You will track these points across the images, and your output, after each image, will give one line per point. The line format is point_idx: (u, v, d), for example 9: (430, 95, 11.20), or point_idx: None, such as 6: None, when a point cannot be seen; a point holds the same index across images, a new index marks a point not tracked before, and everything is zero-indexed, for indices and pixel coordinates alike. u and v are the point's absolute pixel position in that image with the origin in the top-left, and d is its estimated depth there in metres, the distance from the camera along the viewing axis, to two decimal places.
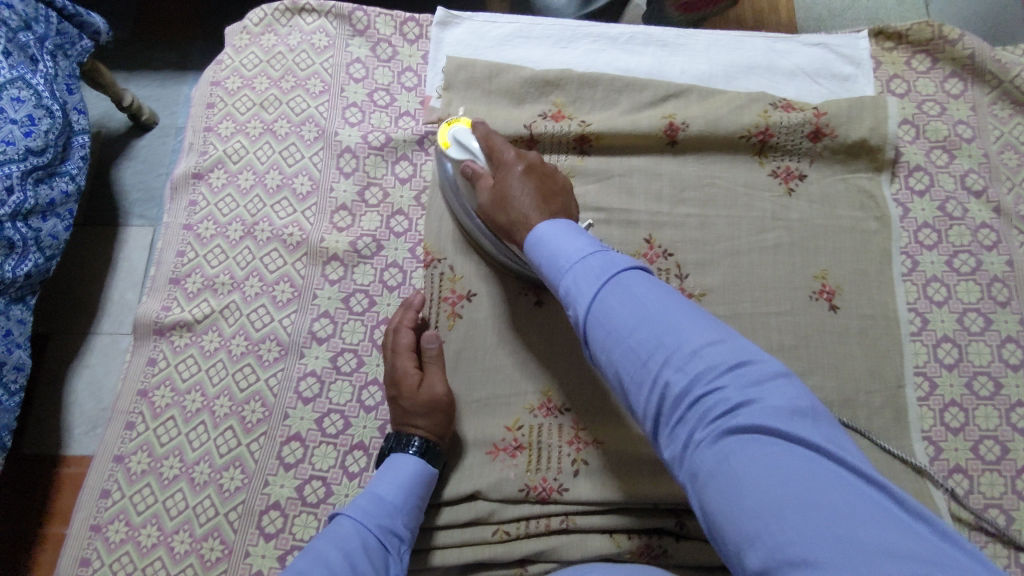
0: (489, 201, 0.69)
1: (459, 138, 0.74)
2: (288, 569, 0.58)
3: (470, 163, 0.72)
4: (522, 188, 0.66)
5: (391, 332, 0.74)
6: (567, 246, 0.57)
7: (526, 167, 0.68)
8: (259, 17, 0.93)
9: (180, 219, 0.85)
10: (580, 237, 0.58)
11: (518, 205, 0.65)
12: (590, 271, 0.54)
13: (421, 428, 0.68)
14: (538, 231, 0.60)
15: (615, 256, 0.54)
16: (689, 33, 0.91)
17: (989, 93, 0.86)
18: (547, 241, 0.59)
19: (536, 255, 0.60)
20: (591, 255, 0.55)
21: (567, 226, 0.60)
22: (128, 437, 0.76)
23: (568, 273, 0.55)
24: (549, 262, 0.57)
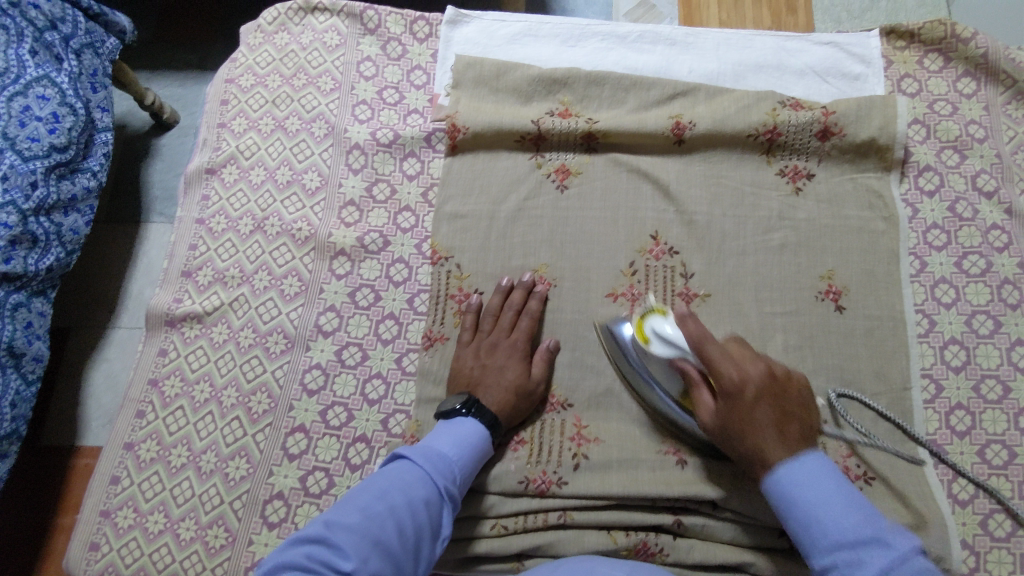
0: (717, 425, 0.63)
1: (658, 331, 0.69)
2: (357, 510, 0.58)
3: (682, 361, 0.67)
4: (756, 417, 0.61)
5: (510, 311, 0.77)
6: (822, 501, 0.55)
7: (755, 392, 0.62)
8: (273, 17, 0.94)
9: (193, 213, 0.87)
10: (839, 493, 0.56)
11: (755, 432, 0.60)
12: (853, 549, 0.53)
13: (496, 406, 0.71)
14: (787, 477, 0.58)
15: (885, 534, 0.53)
16: (698, 31, 0.91)
17: (1002, 93, 0.85)
18: (813, 493, 0.56)
19: (781, 497, 0.58)
20: (859, 536, 0.53)
21: (822, 470, 0.57)
22: (138, 425, 0.78)
23: (824, 546, 0.54)
24: (809, 522, 0.55)
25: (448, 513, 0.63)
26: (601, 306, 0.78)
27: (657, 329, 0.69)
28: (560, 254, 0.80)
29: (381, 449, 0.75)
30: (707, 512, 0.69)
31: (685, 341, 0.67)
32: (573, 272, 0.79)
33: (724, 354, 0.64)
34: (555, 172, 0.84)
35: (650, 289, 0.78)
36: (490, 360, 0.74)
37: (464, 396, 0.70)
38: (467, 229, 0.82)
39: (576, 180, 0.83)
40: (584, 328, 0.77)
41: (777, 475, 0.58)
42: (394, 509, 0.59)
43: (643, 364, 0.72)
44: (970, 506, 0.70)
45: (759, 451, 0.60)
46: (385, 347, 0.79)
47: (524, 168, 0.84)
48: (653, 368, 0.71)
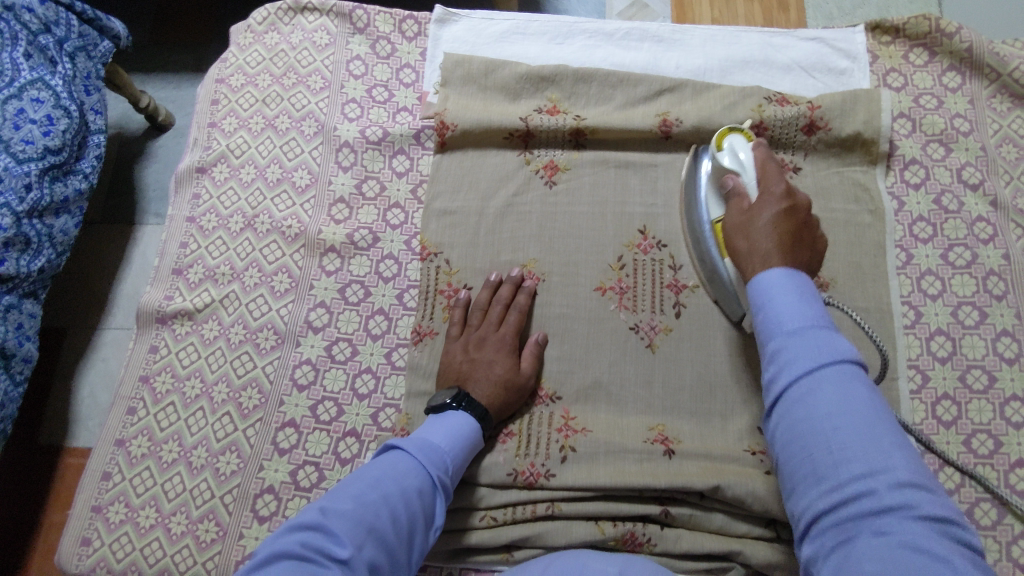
0: (738, 220, 0.68)
1: (733, 149, 0.73)
2: (350, 497, 0.58)
3: (737, 175, 0.71)
4: (769, 223, 0.65)
5: (498, 304, 0.77)
6: (787, 306, 0.56)
7: (787, 212, 0.65)
8: (263, 17, 0.95)
9: (184, 211, 0.87)
10: (808, 307, 0.56)
11: (763, 234, 0.64)
12: (802, 346, 0.53)
13: (485, 398, 0.71)
14: (766, 279, 0.59)
15: (837, 343, 0.53)
16: (685, 28, 0.92)
17: (987, 87, 0.85)
18: (779, 299, 0.57)
19: (757, 296, 0.59)
20: (814, 335, 0.53)
21: (800, 283, 0.58)
22: (130, 421, 0.78)
23: (777, 338, 0.55)
24: (769, 321, 0.56)
25: (439, 503, 0.64)
26: (590, 299, 0.78)
27: (734, 146, 0.73)
28: (548, 250, 0.81)
29: (371, 442, 0.75)
30: (695, 503, 0.69)
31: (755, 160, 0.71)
32: (562, 267, 0.80)
33: (779, 174, 0.69)
34: (543, 168, 0.84)
35: (638, 282, 0.79)
36: (479, 353, 0.74)
37: (454, 390, 0.71)
38: (456, 224, 0.82)
39: (565, 175, 0.84)
40: (573, 321, 0.78)
41: (766, 271, 0.60)
42: (387, 497, 0.59)
43: (706, 187, 0.77)
44: (956, 495, 0.70)
45: (761, 249, 0.63)
46: (375, 342, 0.80)
47: (513, 164, 0.85)
48: (711, 189, 0.76)
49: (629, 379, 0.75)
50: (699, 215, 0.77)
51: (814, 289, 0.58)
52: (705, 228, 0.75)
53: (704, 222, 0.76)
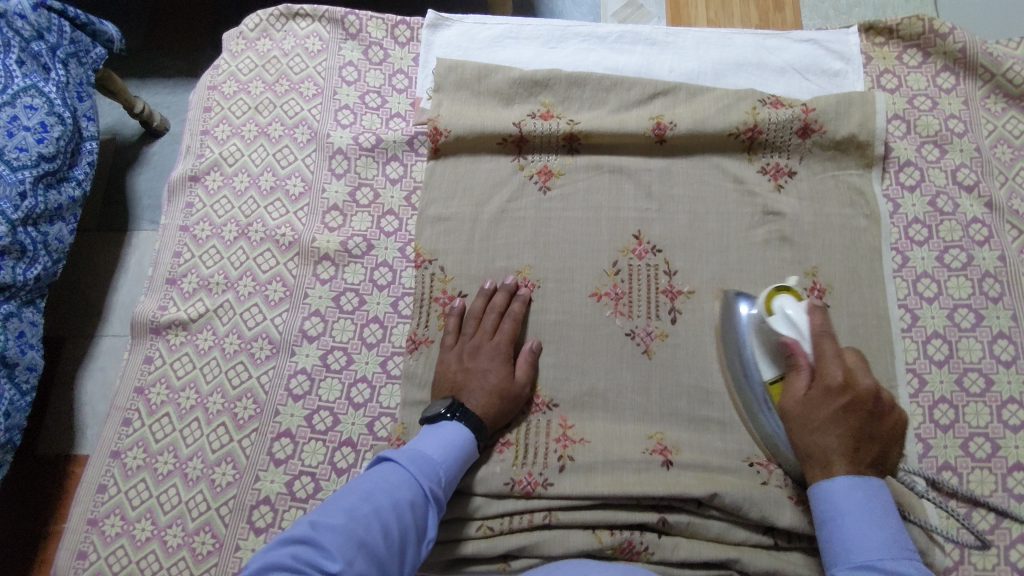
0: (795, 408, 0.66)
1: (784, 311, 0.67)
2: (342, 512, 0.58)
3: (794, 344, 0.67)
4: (832, 423, 0.63)
5: (492, 312, 0.77)
6: (857, 525, 0.59)
7: (849, 405, 0.63)
8: (255, 23, 0.95)
9: (177, 221, 0.87)
10: (878, 526, 0.59)
11: (826, 434, 0.63)
12: (882, 573, 0.56)
13: (480, 408, 0.71)
14: (834, 492, 0.61)
15: (917, 574, 0.56)
16: (678, 31, 0.92)
17: (981, 87, 0.85)
18: (847, 519, 0.60)
19: (821, 507, 0.62)
20: (893, 568, 0.56)
21: (868, 496, 0.60)
22: (125, 433, 0.78)
23: (852, 560, 0.58)
24: (835, 539, 0.60)
25: (432, 515, 0.63)
26: (585, 306, 0.78)
27: (785, 310, 0.67)
28: (543, 256, 0.80)
29: (367, 452, 0.75)
30: (692, 510, 0.69)
31: (809, 329, 0.66)
32: (556, 273, 0.80)
33: (837, 355, 0.65)
34: (537, 174, 0.84)
35: (634, 288, 0.79)
36: (474, 363, 0.74)
37: (448, 400, 0.70)
38: (451, 231, 0.82)
39: (559, 181, 0.84)
40: (569, 328, 0.77)
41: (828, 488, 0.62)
42: (379, 510, 0.59)
43: (749, 336, 0.72)
44: (954, 499, 0.70)
45: (817, 454, 0.64)
46: (370, 351, 0.79)
47: (507, 170, 0.84)
48: (759, 345, 0.70)
49: (626, 387, 0.75)
50: (745, 371, 0.71)
51: (883, 497, 0.61)
52: (754, 386, 0.70)
53: (751, 381, 0.71)
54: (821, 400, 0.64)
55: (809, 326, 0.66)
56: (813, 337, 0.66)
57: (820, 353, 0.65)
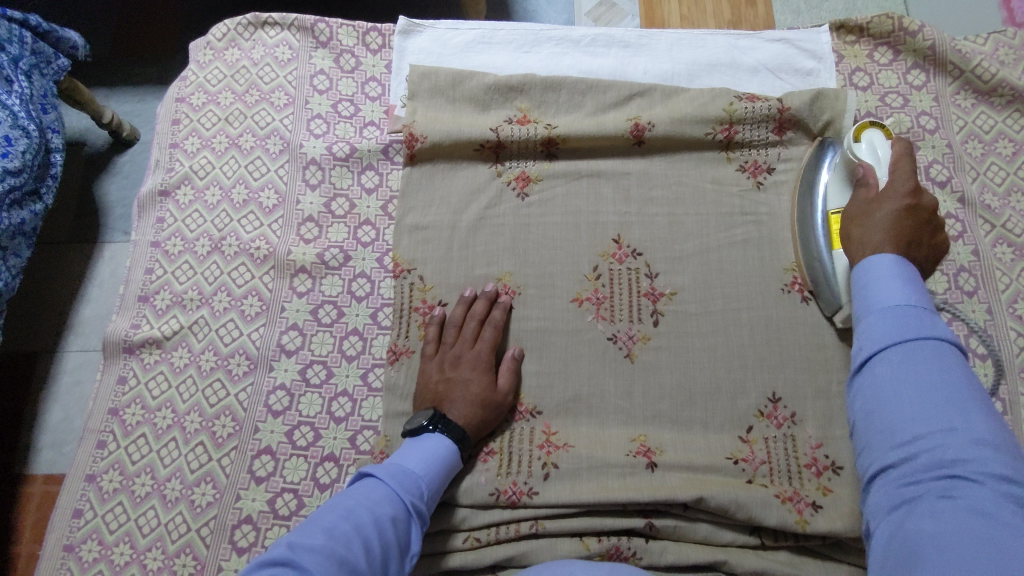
0: (856, 212, 0.71)
1: (871, 143, 0.73)
2: (322, 529, 0.57)
3: (869, 169, 0.72)
4: (886, 217, 0.67)
5: (474, 321, 0.76)
6: (885, 288, 0.61)
7: (911, 208, 0.67)
8: (222, 33, 0.93)
9: (148, 236, 0.85)
10: (909, 286, 0.61)
11: (876, 231, 0.67)
12: (897, 322, 0.58)
13: (463, 417, 0.70)
14: (874, 265, 0.64)
15: (936, 323, 0.57)
16: (652, 33, 0.92)
17: (951, 84, 0.87)
18: (875, 283, 0.63)
19: (857, 282, 0.65)
20: (908, 312, 0.58)
21: (898, 268, 0.63)
22: (99, 456, 0.76)
23: (871, 315, 0.60)
24: (868, 305, 0.62)
25: (414, 530, 0.63)
26: (567, 311, 0.78)
27: (873, 143, 0.72)
28: (523, 262, 0.80)
29: (350, 467, 0.74)
30: (679, 514, 0.69)
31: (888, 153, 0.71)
32: (537, 279, 0.79)
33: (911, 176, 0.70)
34: (514, 180, 0.83)
35: (615, 292, 0.78)
36: (456, 372, 0.73)
37: (430, 411, 0.70)
38: (428, 240, 0.81)
39: (536, 187, 0.83)
40: (552, 333, 0.77)
41: (870, 260, 0.65)
42: (359, 527, 0.58)
43: (829, 176, 0.78)
44: None
45: (873, 243, 0.66)
46: (350, 363, 0.78)
47: (484, 176, 0.84)
48: (836, 177, 0.77)
49: (610, 392, 0.75)
50: (814, 198, 0.78)
51: (916, 271, 0.63)
52: (819, 215, 0.77)
53: (818, 211, 0.77)
54: (886, 201, 0.69)
55: (889, 153, 0.71)
56: (891, 158, 0.71)
57: (895, 170, 0.70)
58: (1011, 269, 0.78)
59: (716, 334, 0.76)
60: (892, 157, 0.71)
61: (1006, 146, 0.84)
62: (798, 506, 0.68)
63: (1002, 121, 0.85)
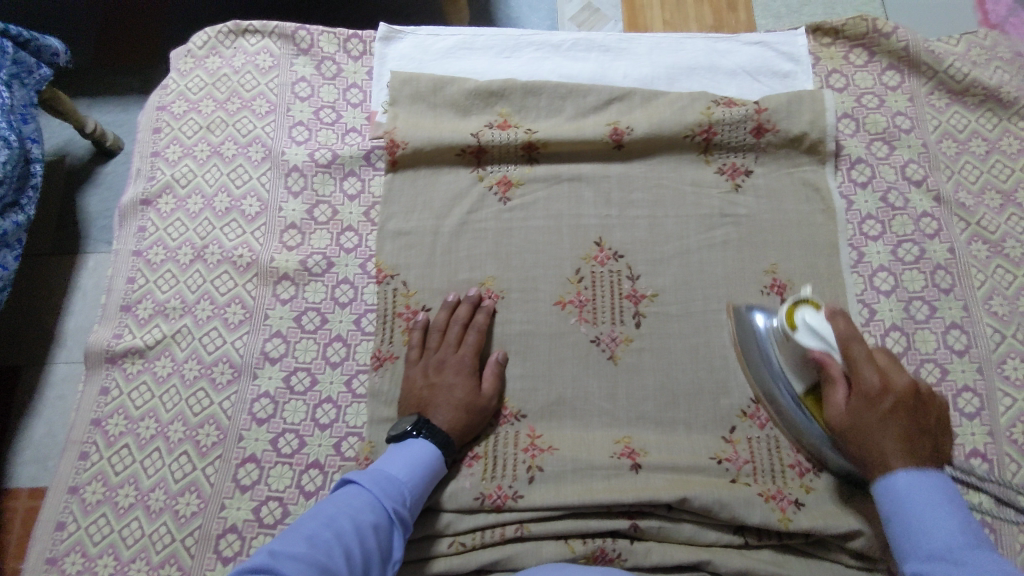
0: (841, 424, 0.65)
1: (809, 324, 0.68)
2: (303, 538, 0.57)
3: (825, 358, 0.67)
4: (884, 425, 0.63)
5: (458, 326, 0.76)
6: (926, 525, 0.57)
7: (896, 400, 0.64)
8: (203, 41, 0.93)
9: (129, 245, 0.85)
10: (947, 515, 0.57)
11: (883, 439, 0.62)
12: (956, 563, 0.54)
13: (447, 423, 0.70)
14: (892, 484, 0.60)
15: (989, 560, 0.54)
16: (631, 37, 0.93)
17: (925, 84, 0.88)
18: (910, 510, 0.58)
19: (886, 505, 0.60)
20: (955, 559, 0.54)
21: (934, 488, 0.59)
22: (82, 467, 0.76)
23: (913, 558, 0.57)
24: (906, 539, 0.58)
25: (397, 537, 0.63)
26: (550, 314, 0.78)
27: (810, 325, 0.68)
28: (505, 266, 0.80)
29: (335, 473, 0.74)
30: (663, 514, 0.69)
31: (835, 334, 0.67)
32: (519, 283, 0.80)
33: (868, 357, 0.65)
34: (496, 185, 0.84)
35: (597, 294, 0.79)
36: (441, 378, 0.73)
37: (414, 417, 0.70)
38: (411, 246, 0.81)
39: (518, 191, 0.83)
40: (534, 337, 0.77)
41: (878, 488, 0.61)
42: (341, 535, 0.58)
43: (775, 350, 0.73)
44: None
45: (878, 456, 0.62)
46: (334, 370, 0.78)
47: (465, 181, 0.84)
48: (784, 358, 0.72)
49: (593, 394, 0.75)
50: (770, 373, 0.73)
51: (940, 476, 0.60)
52: (787, 398, 0.72)
53: (785, 393, 0.72)
54: (861, 403, 0.64)
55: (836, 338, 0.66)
56: (841, 343, 0.66)
57: (857, 359, 0.65)
58: (987, 266, 0.79)
59: (698, 336, 0.77)
60: (842, 338, 0.66)
61: (979, 145, 0.85)
62: (781, 505, 0.69)
63: (976, 121, 0.86)
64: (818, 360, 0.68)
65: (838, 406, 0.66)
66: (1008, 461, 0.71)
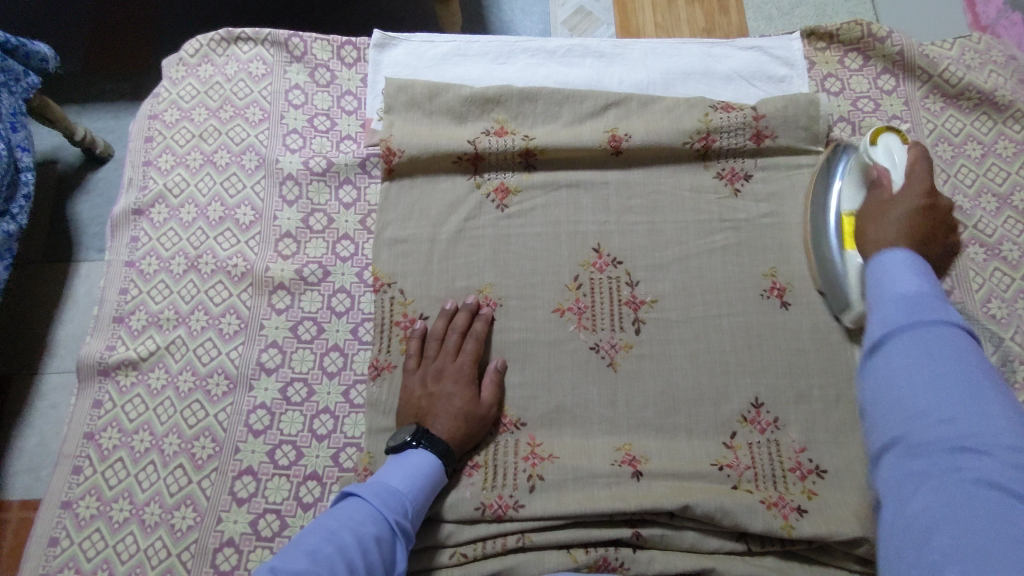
0: (872, 209, 0.70)
1: (886, 147, 0.74)
2: (304, 552, 0.56)
3: (885, 172, 0.73)
4: (902, 217, 0.67)
5: (456, 334, 0.76)
6: (900, 278, 0.56)
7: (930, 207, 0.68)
8: (195, 49, 0.92)
9: (122, 255, 0.84)
10: (922, 278, 0.55)
11: (890, 226, 0.67)
12: (910, 307, 0.53)
13: (447, 432, 0.70)
14: (886, 256, 0.59)
15: (947, 310, 0.52)
16: (626, 43, 0.92)
17: (920, 88, 0.88)
18: (888, 272, 0.57)
19: (870, 274, 0.59)
20: (921, 301, 0.53)
21: (913, 263, 0.57)
22: (75, 482, 0.74)
23: (881, 301, 0.56)
24: (878, 293, 0.57)
25: (400, 549, 0.62)
26: (549, 322, 0.78)
27: (888, 146, 0.74)
28: (503, 274, 0.80)
29: (334, 485, 0.73)
30: (666, 522, 0.69)
31: (904, 153, 0.73)
32: (518, 291, 0.79)
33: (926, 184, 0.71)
34: (494, 192, 0.83)
35: (596, 301, 0.78)
36: (440, 387, 0.73)
37: (413, 427, 0.69)
38: (408, 253, 0.81)
39: (515, 198, 0.83)
40: (533, 345, 0.77)
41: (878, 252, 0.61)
42: (343, 549, 0.57)
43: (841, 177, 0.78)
44: None
45: (888, 236, 0.66)
46: (331, 380, 0.77)
47: (463, 189, 0.83)
48: (851, 181, 0.77)
49: (593, 402, 0.75)
50: (828, 200, 0.78)
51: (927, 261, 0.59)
52: (832, 217, 0.76)
53: (831, 211, 0.77)
54: (902, 196, 0.69)
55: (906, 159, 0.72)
56: (912, 159, 0.72)
57: (921, 176, 0.70)
58: (984, 269, 0.79)
59: (697, 341, 0.76)
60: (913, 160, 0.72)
61: (975, 148, 0.85)
62: (783, 511, 0.68)
63: (971, 124, 0.86)
64: (881, 171, 0.73)
65: (875, 202, 0.71)
66: None
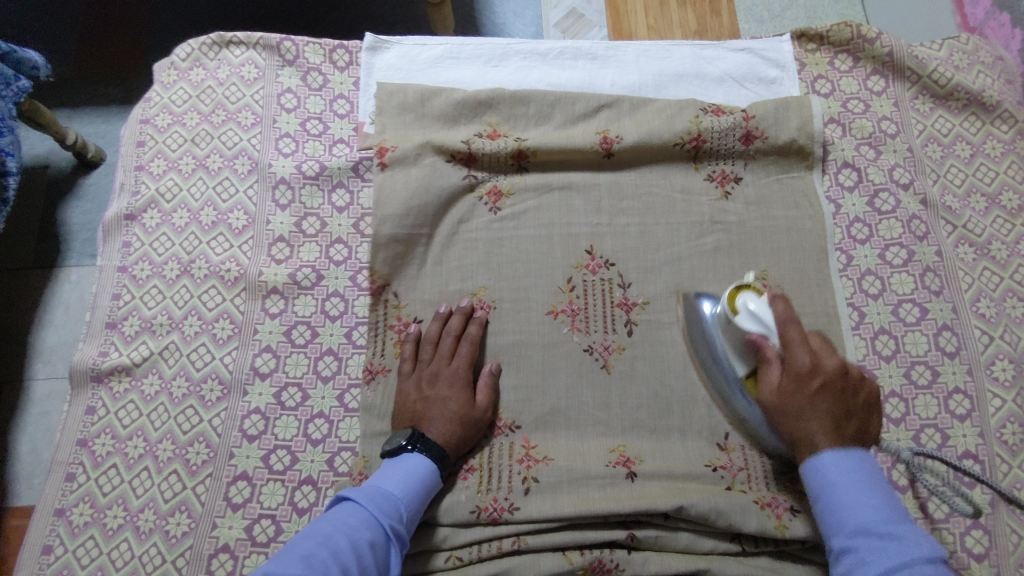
0: (773, 405, 0.66)
1: (747, 306, 0.68)
2: (298, 558, 0.56)
3: (761, 340, 0.68)
4: (810, 407, 0.64)
5: (450, 337, 0.76)
6: (853, 498, 0.59)
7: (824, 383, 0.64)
8: (186, 53, 0.92)
9: (114, 261, 0.83)
10: (873, 494, 0.59)
11: (806, 418, 0.63)
12: (876, 541, 0.56)
13: (441, 436, 0.70)
14: (821, 463, 0.62)
15: (914, 538, 0.55)
16: (618, 45, 0.93)
17: (909, 89, 0.89)
18: (836, 486, 0.60)
19: (815, 483, 0.62)
20: (883, 532, 0.56)
21: (859, 464, 0.61)
22: (69, 489, 0.74)
23: (845, 534, 0.58)
24: (835, 519, 0.59)
25: (395, 554, 0.62)
26: (543, 324, 0.78)
27: (748, 306, 0.68)
28: (497, 276, 0.80)
29: (329, 489, 0.73)
30: (660, 523, 0.69)
31: (772, 314, 0.67)
32: (512, 293, 0.79)
33: (803, 339, 0.66)
34: (487, 195, 0.83)
35: (589, 303, 0.79)
36: (434, 392, 0.73)
37: (408, 431, 0.69)
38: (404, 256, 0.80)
39: (508, 201, 0.83)
40: (527, 347, 0.77)
41: (810, 464, 0.62)
42: (337, 554, 0.57)
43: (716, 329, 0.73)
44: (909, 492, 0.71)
45: (805, 438, 0.63)
46: (326, 385, 0.77)
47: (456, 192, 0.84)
48: (727, 340, 0.72)
49: (587, 404, 0.75)
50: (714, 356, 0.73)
51: (864, 454, 0.62)
52: (732, 379, 0.72)
53: (723, 374, 0.73)
54: (793, 378, 0.65)
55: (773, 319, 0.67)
56: (778, 321, 0.66)
57: (797, 340, 0.66)
58: (973, 269, 0.80)
59: (690, 342, 0.77)
60: (782, 319, 0.66)
61: (964, 149, 0.86)
62: (776, 512, 0.68)
63: (960, 124, 0.87)
64: (757, 340, 0.68)
65: (773, 379, 0.67)
66: (999, 462, 0.72)
